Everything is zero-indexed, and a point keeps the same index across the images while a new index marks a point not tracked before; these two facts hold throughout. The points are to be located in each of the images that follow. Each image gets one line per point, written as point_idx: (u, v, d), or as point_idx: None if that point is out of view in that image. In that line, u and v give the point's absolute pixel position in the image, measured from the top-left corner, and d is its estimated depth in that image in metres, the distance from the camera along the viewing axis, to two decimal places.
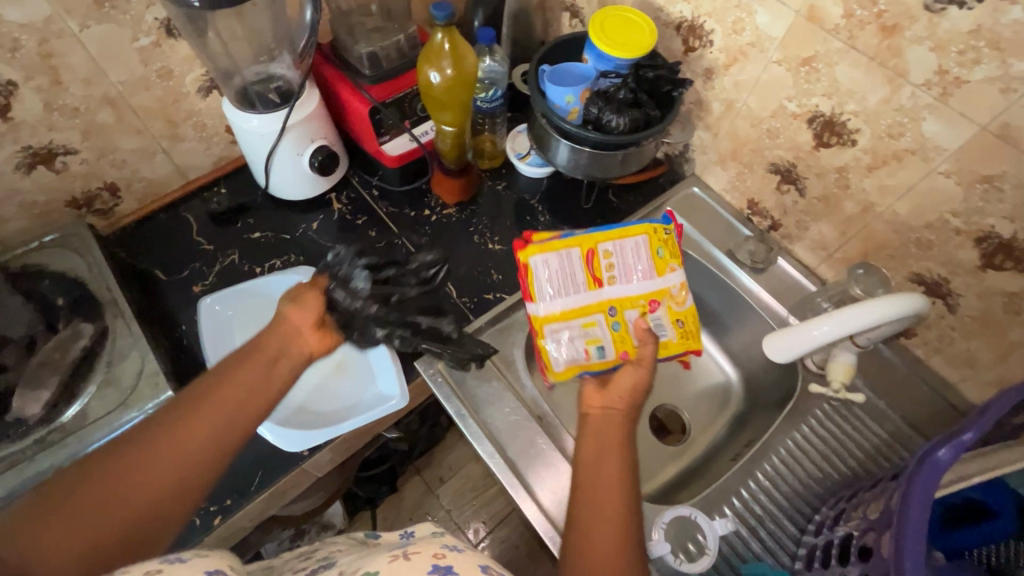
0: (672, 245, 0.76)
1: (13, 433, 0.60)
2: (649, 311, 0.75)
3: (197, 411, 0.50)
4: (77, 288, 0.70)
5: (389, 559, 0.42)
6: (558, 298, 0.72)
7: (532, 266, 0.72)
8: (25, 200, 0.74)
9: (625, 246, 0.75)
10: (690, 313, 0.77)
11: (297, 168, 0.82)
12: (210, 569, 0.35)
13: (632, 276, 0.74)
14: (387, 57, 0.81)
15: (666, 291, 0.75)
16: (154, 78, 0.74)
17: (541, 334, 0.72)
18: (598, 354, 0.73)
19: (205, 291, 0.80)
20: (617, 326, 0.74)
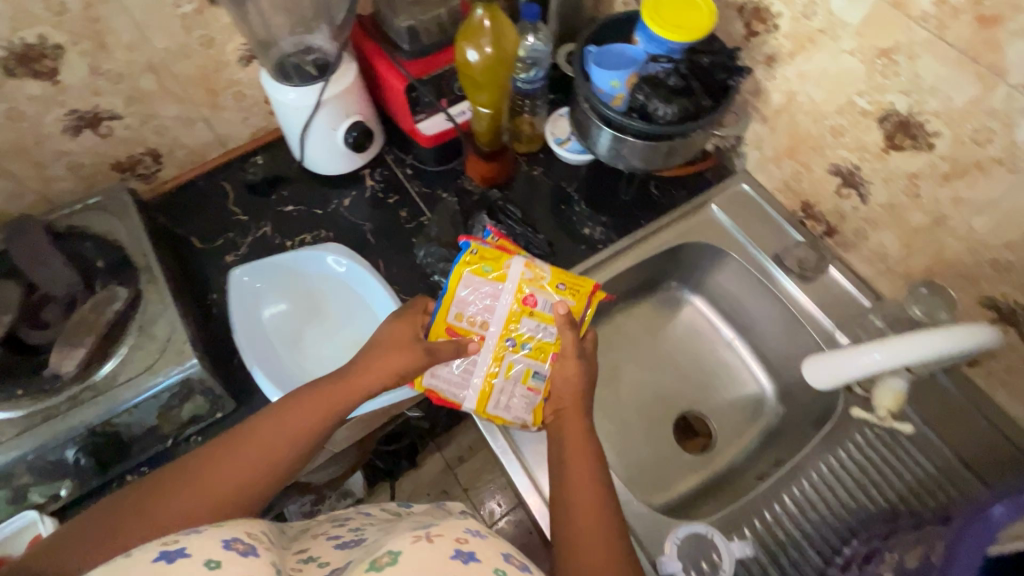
0: (491, 253, 0.69)
1: (49, 388, 0.62)
2: (531, 309, 0.68)
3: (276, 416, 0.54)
4: (116, 252, 0.72)
5: (411, 538, 0.40)
6: (470, 385, 0.68)
7: (430, 388, 0.68)
8: (72, 163, 0.76)
9: (466, 293, 0.68)
10: (562, 273, 0.69)
11: (331, 143, 0.81)
12: (225, 540, 0.34)
13: (492, 304, 0.68)
14: (426, 30, 0.77)
15: (524, 280, 0.68)
16: (196, 46, 0.74)
17: (494, 416, 0.68)
18: (541, 378, 0.68)
19: (236, 261, 0.82)
20: (526, 342, 0.68)
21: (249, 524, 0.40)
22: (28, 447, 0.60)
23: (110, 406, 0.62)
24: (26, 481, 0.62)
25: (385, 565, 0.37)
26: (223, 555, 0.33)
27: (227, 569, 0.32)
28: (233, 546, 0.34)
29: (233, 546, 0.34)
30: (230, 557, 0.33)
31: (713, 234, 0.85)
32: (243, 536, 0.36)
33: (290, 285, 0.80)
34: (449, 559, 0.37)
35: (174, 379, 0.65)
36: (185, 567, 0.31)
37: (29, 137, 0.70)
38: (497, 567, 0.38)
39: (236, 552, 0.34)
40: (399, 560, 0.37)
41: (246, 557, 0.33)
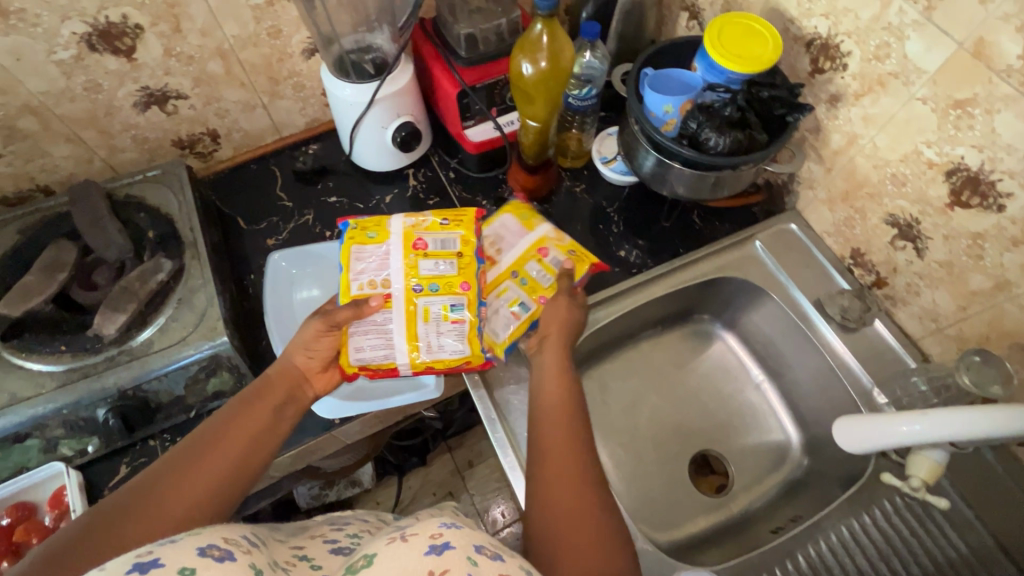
0: (371, 222, 0.75)
1: (90, 347, 0.66)
2: (424, 250, 0.71)
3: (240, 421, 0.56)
4: (166, 224, 0.76)
5: (386, 540, 0.40)
6: (396, 344, 0.67)
7: (358, 362, 0.66)
8: (138, 136, 0.80)
9: (358, 263, 0.70)
10: (443, 213, 0.75)
11: (380, 141, 0.83)
12: (200, 548, 0.36)
13: (385, 261, 0.70)
14: (485, 40, 0.78)
15: (409, 231, 0.73)
16: (264, 35, 0.77)
17: (431, 361, 0.67)
18: (460, 308, 0.69)
19: (276, 245, 0.84)
20: (431, 282, 0.69)
21: (232, 529, 0.41)
22: (64, 401, 0.63)
23: (143, 371, 0.65)
24: (59, 433, 0.65)
25: (360, 568, 0.37)
26: (197, 562, 0.34)
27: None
28: (209, 553, 0.36)
29: (209, 553, 0.35)
30: (205, 565, 0.34)
31: (754, 272, 0.82)
32: (220, 541, 0.37)
33: (324, 274, 0.82)
34: (423, 556, 0.36)
35: (204, 353, 0.67)
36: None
37: (101, 109, 0.74)
38: (469, 557, 0.37)
39: (212, 559, 0.35)
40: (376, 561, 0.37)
41: (222, 563, 0.35)
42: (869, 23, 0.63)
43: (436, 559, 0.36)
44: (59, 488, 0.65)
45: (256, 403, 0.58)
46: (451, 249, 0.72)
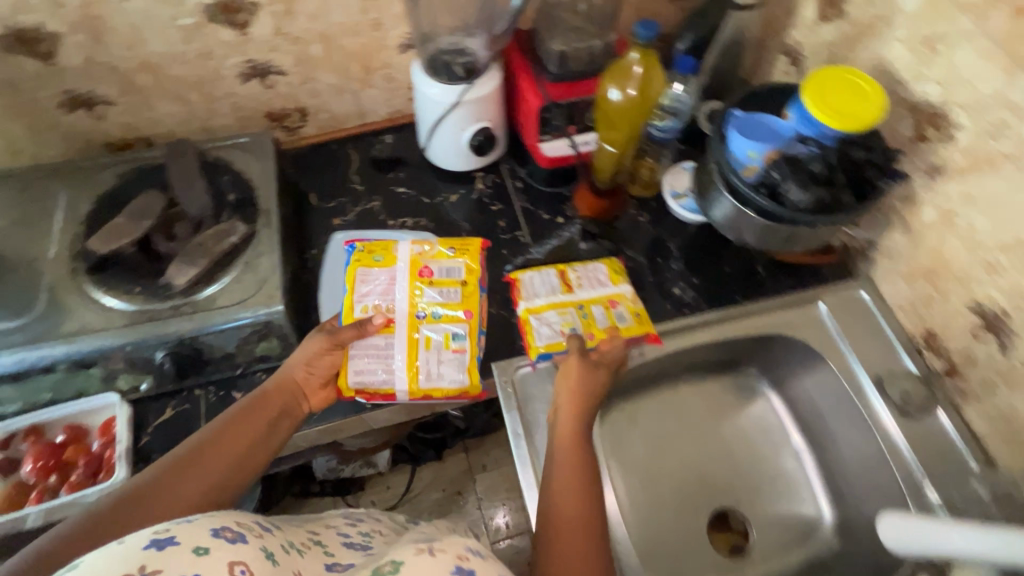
0: (377, 246, 0.80)
1: (161, 294, 0.70)
2: (429, 278, 0.77)
3: (239, 424, 0.58)
4: (247, 190, 0.80)
5: (414, 550, 0.40)
6: (396, 368, 0.71)
7: (356, 386, 0.70)
8: (235, 104, 0.85)
9: (363, 285, 0.76)
10: (449, 242, 0.81)
11: (456, 142, 0.85)
12: (215, 527, 0.39)
13: (390, 286, 0.76)
14: (576, 57, 0.77)
15: (416, 257, 0.79)
16: (366, 26, 0.80)
17: (430, 387, 0.71)
18: (461, 338, 0.73)
19: (341, 226, 0.87)
20: (433, 309, 0.75)
21: (247, 513, 0.44)
22: (128, 339, 0.67)
23: (201, 325, 0.69)
24: (119, 368, 0.70)
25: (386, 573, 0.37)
26: (210, 542, 0.37)
27: (215, 555, 0.37)
28: (222, 534, 0.39)
29: (222, 533, 0.39)
30: (218, 545, 0.37)
31: (813, 334, 0.78)
32: (233, 523, 0.41)
33: None
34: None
35: (258, 318, 0.70)
36: (174, 556, 0.35)
37: (208, 74, 0.79)
38: None
39: (225, 539, 0.38)
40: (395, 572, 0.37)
41: (233, 544, 0.38)
42: (988, 98, 0.59)
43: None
44: (109, 419, 0.70)
45: (249, 416, 0.60)
46: (456, 278, 0.78)
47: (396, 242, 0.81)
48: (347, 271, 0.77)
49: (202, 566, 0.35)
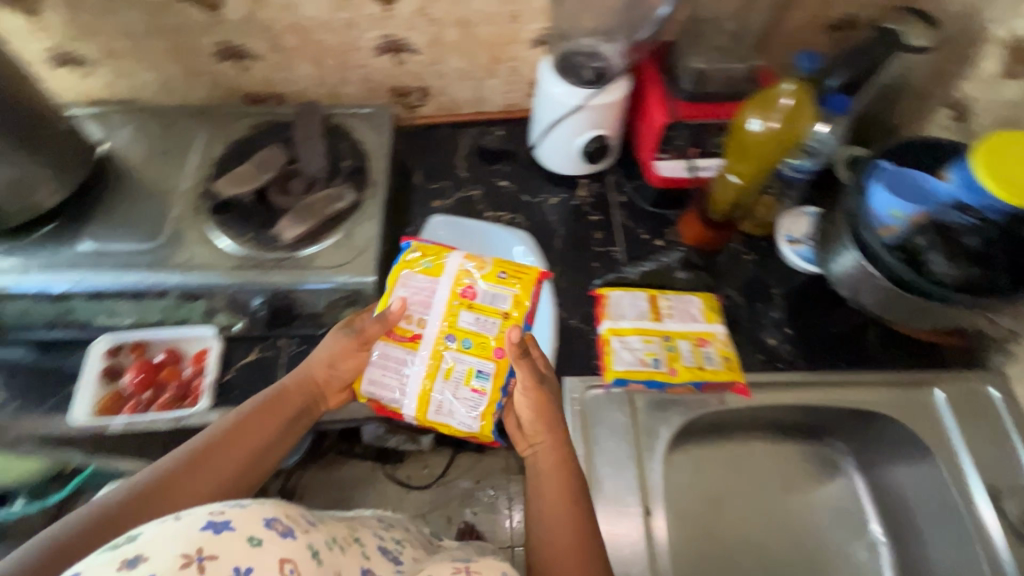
0: (431, 248, 0.71)
1: (268, 245, 0.74)
2: (470, 300, 0.67)
3: (252, 423, 0.60)
4: (360, 159, 0.82)
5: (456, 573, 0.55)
6: (410, 391, 0.65)
7: (370, 396, 0.66)
8: (365, 76, 0.87)
9: (403, 289, 0.68)
10: (505, 263, 0.69)
11: (568, 145, 0.84)
12: (269, 517, 0.40)
13: (429, 299, 0.68)
14: (715, 78, 0.73)
15: (462, 271, 0.69)
16: (505, 17, 0.80)
17: (438, 422, 0.64)
18: (485, 378, 0.64)
19: (439, 208, 0.89)
20: (465, 336, 0.66)
21: (294, 506, 0.46)
22: (233, 282, 0.71)
23: (298, 281, 0.72)
24: (220, 305, 0.74)
25: None
26: (263, 534, 0.39)
27: (267, 548, 0.38)
28: (274, 526, 0.40)
29: (275, 526, 0.40)
30: (270, 538, 0.39)
31: (922, 422, 0.70)
32: (284, 516, 0.42)
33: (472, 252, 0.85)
34: None
35: (346, 284, 0.72)
36: (230, 542, 0.37)
37: (348, 44, 0.82)
38: None
39: (277, 532, 0.40)
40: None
41: (286, 538, 0.40)
42: None
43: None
44: (201, 350, 0.75)
45: (264, 416, 0.61)
46: (500, 307, 0.67)
47: (451, 249, 0.71)
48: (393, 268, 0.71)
49: (257, 558, 0.37)
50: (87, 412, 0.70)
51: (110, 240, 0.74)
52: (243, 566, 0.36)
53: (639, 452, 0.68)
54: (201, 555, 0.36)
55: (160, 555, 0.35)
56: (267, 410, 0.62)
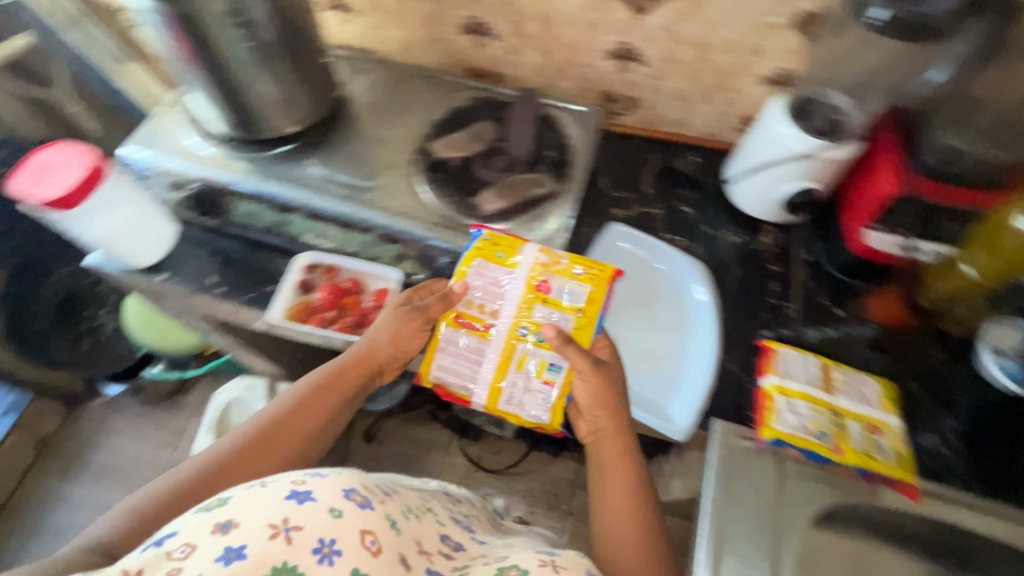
0: (504, 239, 0.75)
1: (466, 211, 0.78)
2: (544, 295, 0.73)
3: (312, 402, 0.72)
4: (564, 152, 0.85)
5: (541, 563, 0.57)
6: (480, 379, 0.72)
7: (438, 380, 0.72)
8: (585, 74, 0.90)
9: (475, 276, 0.74)
10: (581, 261, 0.74)
11: (771, 188, 0.82)
12: (346, 490, 0.53)
13: (502, 290, 0.73)
14: (970, 159, 0.66)
15: (536, 266, 0.74)
16: (747, 49, 0.79)
17: (508, 411, 0.71)
18: (556, 372, 0.71)
19: (618, 217, 0.90)
20: (536, 329, 0.72)
21: (368, 481, 0.59)
22: (430, 236, 0.77)
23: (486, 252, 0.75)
24: (409, 254, 0.80)
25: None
26: (342, 506, 0.51)
27: (346, 518, 0.50)
28: (353, 497, 0.53)
29: (353, 497, 0.53)
30: (349, 507, 0.51)
31: None
32: (358, 488, 0.55)
33: (640, 270, 0.84)
34: None
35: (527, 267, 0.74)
36: (313, 511, 0.49)
37: (582, 43, 0.85)
38: None
39: (354, 503, 0.52)
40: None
41: (362, 509, 0.52)
42: None
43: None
44: (382, 288, 0.82)
45: (323, 397, 0.73)
46: (575, 303, 0.72)
47: (524, 242, 0.75)
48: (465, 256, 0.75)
49: (337, 529, 0.49)
50: (281, 314, 0.79)
51: (335, 170, 0.82)
52: (326, 533, 0.48)
53: (778, 517, 0.65)
54: (286, 525, 0.47)
55: (250, 524, 0.47)
56: (325, 390, 0.73)
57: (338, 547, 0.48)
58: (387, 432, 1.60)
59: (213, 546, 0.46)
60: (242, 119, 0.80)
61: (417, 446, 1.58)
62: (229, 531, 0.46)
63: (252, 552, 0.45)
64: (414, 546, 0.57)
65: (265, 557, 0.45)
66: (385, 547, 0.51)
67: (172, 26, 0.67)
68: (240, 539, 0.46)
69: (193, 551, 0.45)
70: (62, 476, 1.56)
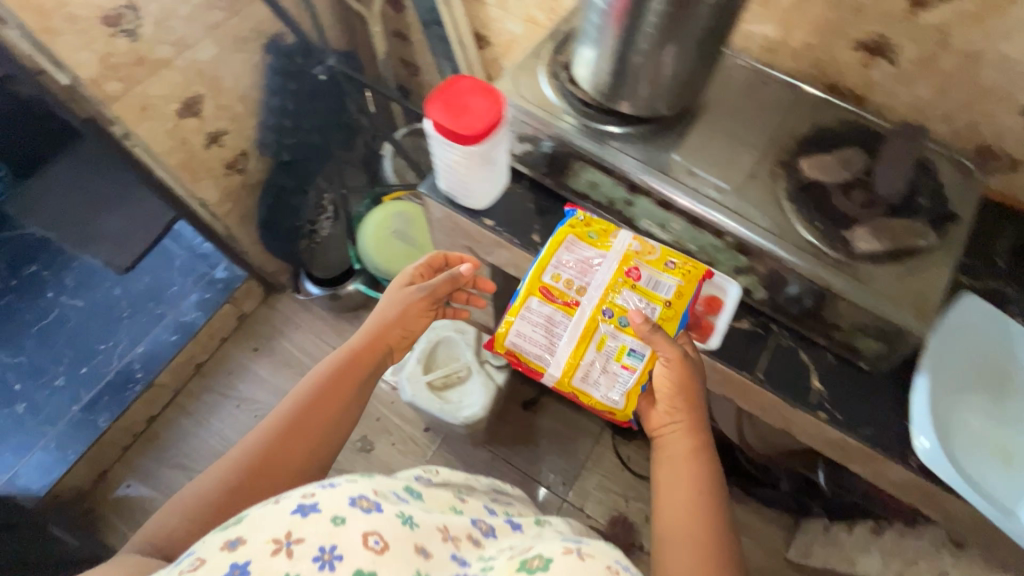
0: (597, 223, 0.82)
1: (835, 242, 0.73)
2: (634, 281, 0.76)
3: (325, 395, 0.77)
4: (942, 204, 0.77)
5: (564, 551, 0.58)
6: (556, 353, 0.75)
7: (513, 345, 0.77)
8: (977, 124, 0.81)
9: (565, 254, 0.79)
10: (674, 254, 0.77)
11: None
12: (351, 498, 0.56)
13: (593, 268, 0.77)
14: None
15: (629, 254, 0.77)
16: None
17: (581, 388, 0.75)
18: (636, 359, 0.74)
19: (966, 286, 0.82)
20: (620, 312, 0.75)
21: (379, 485, 0.62)
22: (792, 257, 0.72)
23: (852, 292, 0.70)
24: (755, 268, 0.77)
25: (535, 567, 0.55)
26: (345, 512, 0.54)
27: (349, 523, 0.53)
28: (358, 504, 0.56)
29: (358, 504, 0.56)
30: (352, 513, 0.54)
31: None
32: (365, 494, 0.58)
33: (994, 349, 0.75)
34: None
35: (897, 321, 0.69)
36: (315, 522, 0.52)
37: (1002, 91, 0.76)
38: None
39: (359, 508, 0.55)
40: (550, 568, 0.55)
41: (364, 514, 0.55)
42: None
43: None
44: (710, 295, 0.78)
45: (336, 387, 0.78)
46: (662, 294, 0.74)
47: (617, 229, 0.81)
48: (558, 232, 0.81)
49: (338, 536, 0.52)
50: None
51: (693, 163, 0.79)
52: (330, 539, 0.51)
53: None
54: (289, 539, 0.51)
55: (256, 540, 0.51)
56: (333, 380, 0.78)
57: (338, 553, 0.50)
58: (545, 404, 1.62)
59: (222, 561, 0.49)
60: (619, 88, 0.79)
61: (570, 427, 1.60)
62: (237, 548, 0.50)
63: (254, 566, 0.48)
64: (436, 534, 0.60)
65: (267, 569, 0.48)
66: (394, 543, 0.54)
67: None
68: (246, 556, 0.49)
69: (201, 564, 0.49)
70: (253, 352, 1.71)
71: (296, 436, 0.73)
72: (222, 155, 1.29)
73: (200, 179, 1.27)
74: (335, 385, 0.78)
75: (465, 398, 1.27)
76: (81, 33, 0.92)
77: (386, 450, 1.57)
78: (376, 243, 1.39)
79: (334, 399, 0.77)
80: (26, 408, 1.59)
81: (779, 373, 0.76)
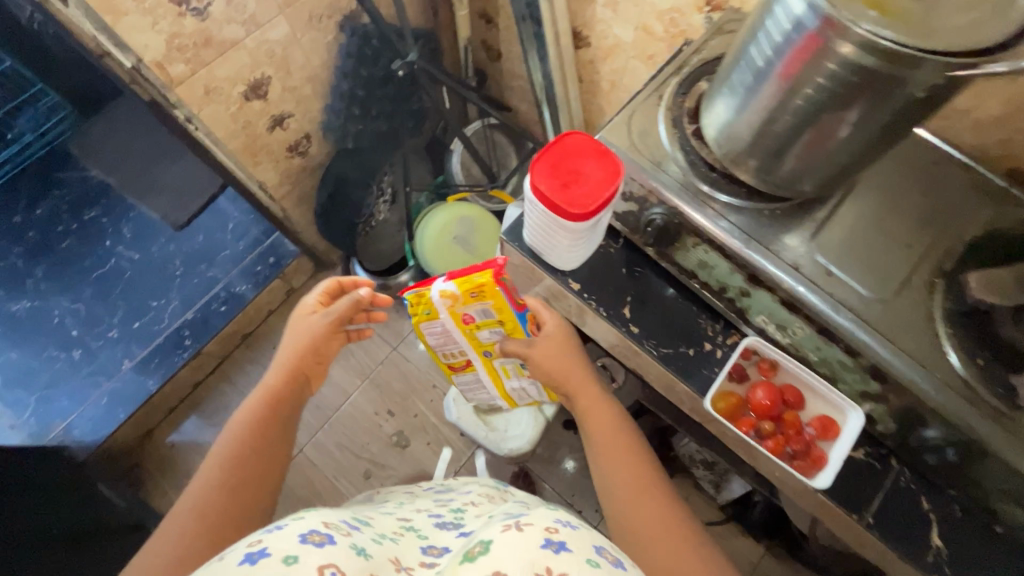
0: (419, 298, 0.81)
1: (1000, 389, 0.60)
2: (474, 322, 0.83)
3: (253, 431, 0.70)
4: None
5: (502, 531, 0.50)
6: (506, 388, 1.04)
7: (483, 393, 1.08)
8: None
9: (434, 333, 0.89)
10: (467, 284, 0.75)
11: None
12: (302, 535, 0.47)
13: (452, 333, 0.87)
14: None
15: (452, 307, 0.80)
16: None
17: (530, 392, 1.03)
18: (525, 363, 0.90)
19: None
20: (489, 344, 0.88)
21: (332, 518, 0.54)
22: (940, 398, 0.60)
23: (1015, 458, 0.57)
24: (888, 396, 0.65)
25: (477, 555, 0.47)
26: (298, 550, 0.45)
27: (303, 561, 0.44)
28: (309, 539, 0.47)
29: (310, 539, 0.47)
30: (304, 550, 0.45)
31: None
32: (316, 529, 0.49)
33: None
34: (540, 548, 0.46)
35: None
36: (268, 565, 0.43)
37: None
38: (589, 559, 0.46)
39: (312, 542, 0.47)
40: (490, 550, 0.47)
41: (316, 548, 0.46)
42: None
43: (555, 553, 0.45)
44: (822, 414, 0.71)
45: (265, 419, 0.72)
46: (493, 317, 0.80)
47: (427, 286, 0.79)
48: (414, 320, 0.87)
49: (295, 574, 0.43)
50: (711, 405, 0.72)
51: (833, 259, 0.66)
52: None
53: None
54: None
55: None
56: (258, 416, 0.72)
57: None
58: None
59: None
60: (756, 156, 0.65)
61: None
62: None
63: None
64: (389, 565, 0.52)
65: None
66: None
67: (801, 48, 0.52)
68: None
69: None
70: None
71: (242, 470, 0.66)
72: (285, 138, 1.20)
73: (260, 162, 1.20)
74: (259, 420, 0.72)
75: (512, 427, 1.23)
76: (147, 12, 0.82)
77: (421, 448, 1.55)
78: (438, 253, 1.29)
79: (266, 433, 0.71)
80: (82, 355, 1.63)
81: (893, 519, 0.67)
